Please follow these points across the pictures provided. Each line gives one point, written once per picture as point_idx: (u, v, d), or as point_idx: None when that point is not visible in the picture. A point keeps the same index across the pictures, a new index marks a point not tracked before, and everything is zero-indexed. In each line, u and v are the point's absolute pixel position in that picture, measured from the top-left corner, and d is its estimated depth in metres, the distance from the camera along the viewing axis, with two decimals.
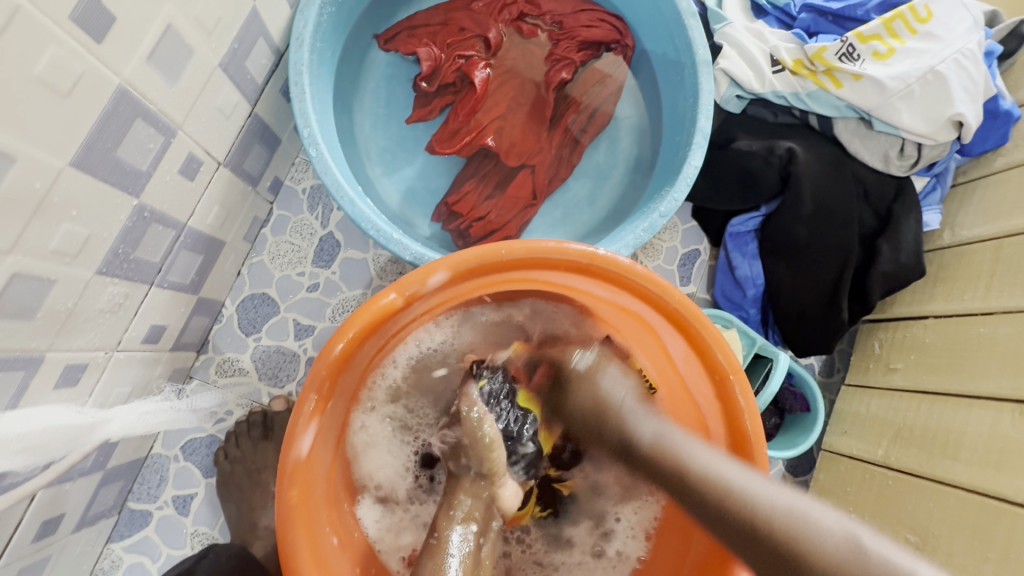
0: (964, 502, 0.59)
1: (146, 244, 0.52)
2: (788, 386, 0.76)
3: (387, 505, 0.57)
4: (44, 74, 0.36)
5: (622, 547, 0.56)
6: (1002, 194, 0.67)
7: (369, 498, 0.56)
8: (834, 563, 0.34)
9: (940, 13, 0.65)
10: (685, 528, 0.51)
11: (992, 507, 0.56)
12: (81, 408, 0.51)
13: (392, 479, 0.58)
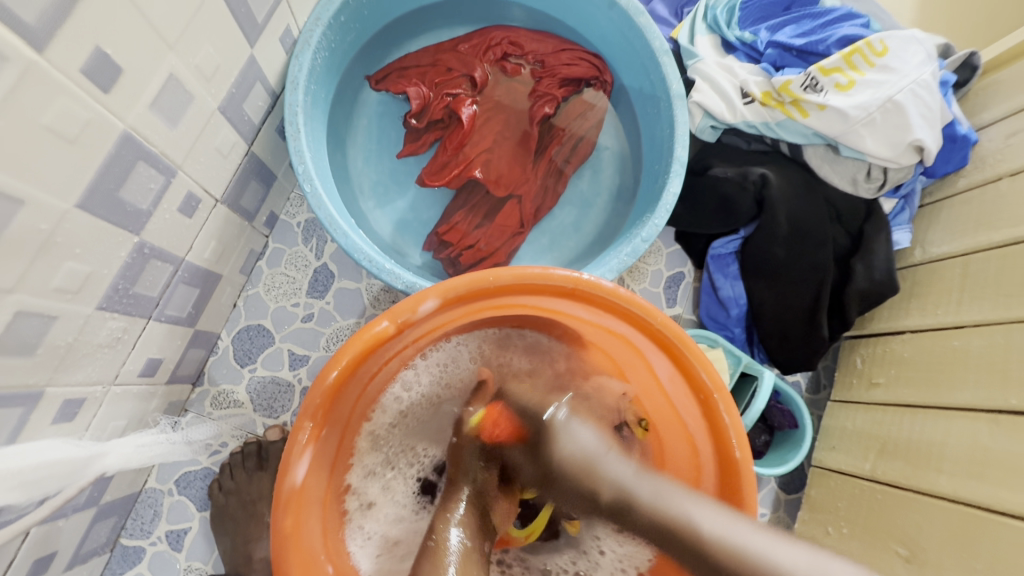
0: (949, 514, 0.60)
1: (145, 279, 0.54)
2: (776, 404, 0.77)
3: (383, 538, 0.56)
4: (56, 124, 0.38)
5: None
6: (965, 212, 0.71)
7: (361, 533, 0.55)
8: None
9: (895, 47, 0.69)
10: None
11: (975, 516, 0.57)
12: (79, 441, 0.52)
13: (388, 511, 0.58)
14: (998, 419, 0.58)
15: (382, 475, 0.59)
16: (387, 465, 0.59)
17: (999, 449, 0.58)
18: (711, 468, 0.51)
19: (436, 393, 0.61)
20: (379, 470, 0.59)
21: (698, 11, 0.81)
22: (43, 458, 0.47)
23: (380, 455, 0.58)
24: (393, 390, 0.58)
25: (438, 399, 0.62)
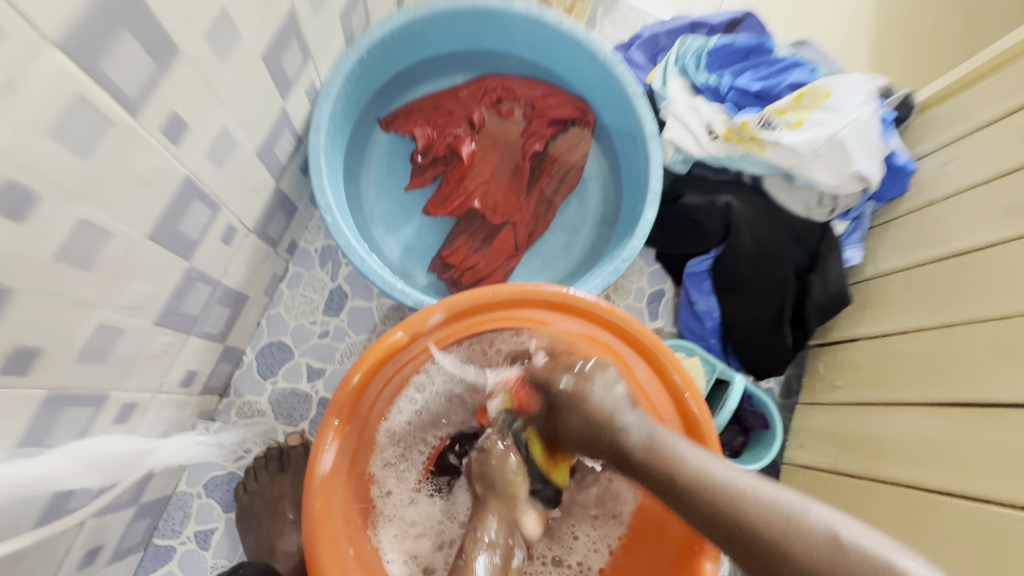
0: (898, 500, 0.67)
1: (190, 299, 0.62)
2: (749, 406, 0.85)
3: (394, 526, 0.65)
4: (143, 175, 0.47)
5: (583, 558, 0.67)
6: (909, 232, 0.80)
7: (377, 521, 0.64)
8: (816, 563, 0.38)
9: (838, 91, 0.80)
10: (659, 533, 0.62)
11: (920, 500, 0.65)
12: (134, 436, 0.59)
13: (401, 504, 0.66)
14: (938, 412, 0.66)
15: (398, 467, 0.66)
16: (401, 456, 0.67)
17: (933, 435, 0.66)
18: None
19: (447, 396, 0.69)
20: (395, 461, 0.66)
21: (669, 60, 0.92)
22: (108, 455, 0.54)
23: (394, 453, 0.66)
24: (408, 395, 0.66)
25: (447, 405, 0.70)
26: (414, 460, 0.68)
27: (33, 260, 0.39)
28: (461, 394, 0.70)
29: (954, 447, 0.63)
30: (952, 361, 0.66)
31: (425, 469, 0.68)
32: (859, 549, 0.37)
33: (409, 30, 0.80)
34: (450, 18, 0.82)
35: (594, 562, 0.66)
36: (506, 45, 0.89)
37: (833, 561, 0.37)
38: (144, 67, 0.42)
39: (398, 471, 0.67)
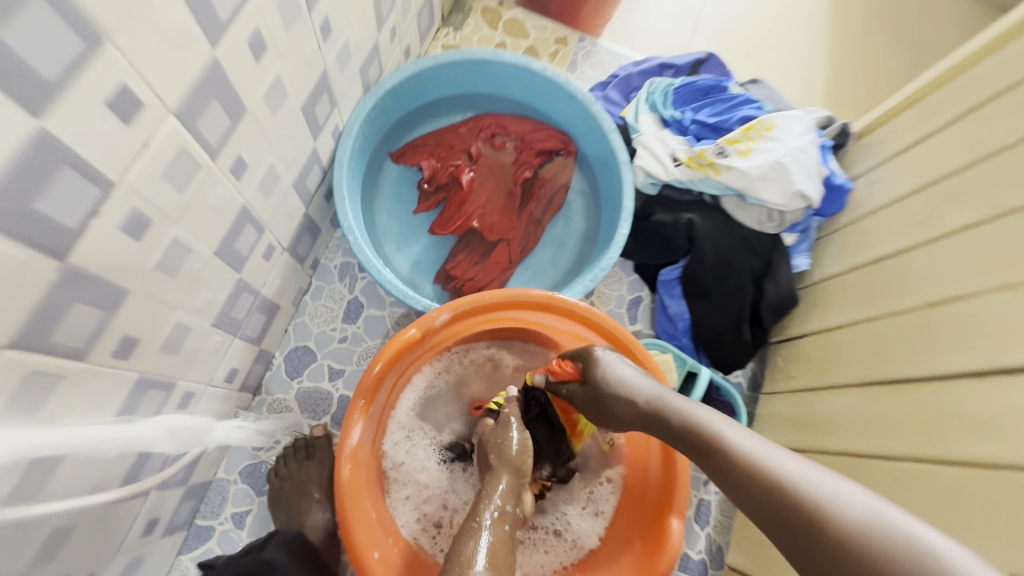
0: (829, 465, 0.79)
1: (238, 306, 0.75)
2: (717, 397, 0.97)
3: (407, 494, 0.76)
4: (216, 204, 0.60)
5: (578, 535, 0.80)
6: (846, 242, 0.93)
7: (392, 489, 0.76)
8: (847, 532, 0.41)
9: (780, 124, 0.94)
10: (638, 507, 0.76)
11: (845, 463, 0.77)
12: (194, 415, 0.71)
13: (413, 475, 0.78)
14: (862, 391, 0.78)
15: (407, 445, 0.79)
16: (409, 435, 0.80)
17: (856, 409, 0.78)
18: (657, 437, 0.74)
19: (447, 385, 0.83)
20: (403, 440, 0.79)
21: (640, 98, 1.07)
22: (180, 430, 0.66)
23: (404, 432, 0.79)
24: (410, 389, 0.80)
25: (446, 393, 0.83)
26: (422, 440, 0.80)
27: (143, 269, 0.51)
28: (457, 383, 0.84)
29: (873, 419, 0.75)
30: (872, 348, 0.79)
31: (431, 447, 0.81)
32: (894, 521, 0.40)
33: (416, 79, 0.95)
34: (450, 67, 0.96)
35: (585, 540, 0.79)
36: (499, 88, 1.04)
37: (863, 529, 0.41)
38: (223, 122, 0.55)
39: (408, 448, 0.79)
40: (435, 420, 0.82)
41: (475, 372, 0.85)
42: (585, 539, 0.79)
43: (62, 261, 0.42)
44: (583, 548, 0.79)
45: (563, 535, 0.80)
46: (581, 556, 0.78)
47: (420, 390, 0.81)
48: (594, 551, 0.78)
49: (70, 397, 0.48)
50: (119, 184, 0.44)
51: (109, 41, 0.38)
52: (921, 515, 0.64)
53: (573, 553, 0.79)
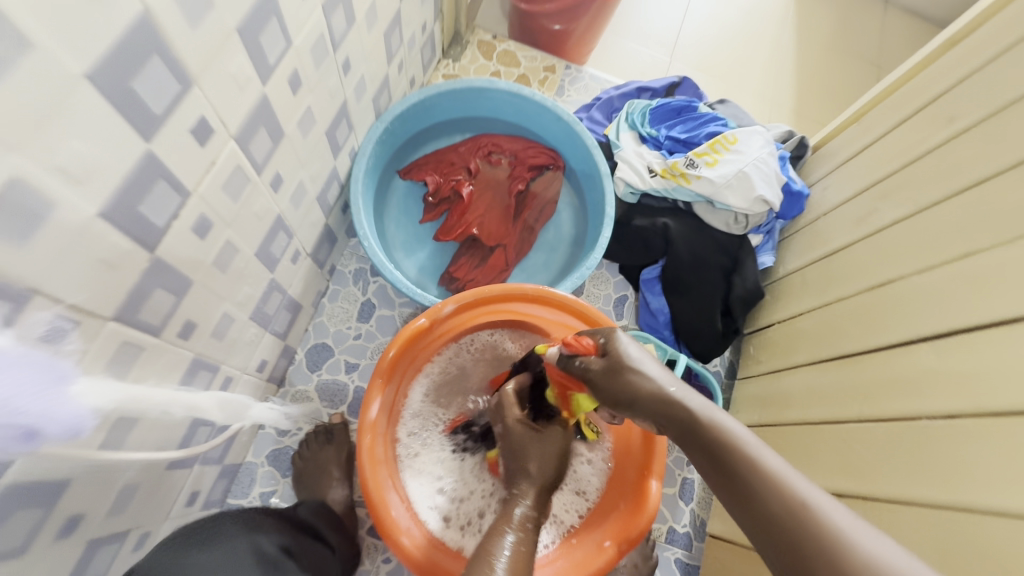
0: (787, 434, 0.90)
1: (270, 303, 0.86)
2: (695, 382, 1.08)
3: (421, 472, 0.86)
4: (259, 212, 0.72)
5: (562, 514, 0.86)
6: (805, 242, 1.05)
7: (407, 465, 0.85)
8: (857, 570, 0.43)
9: (743, 138, 1.06)
10: (620, 486, 0.85)
11: (796, 430, 0.87)
12: (236, 390, 0.82)
13: (428, 458, 0.87)
14: (814, 368, 0.89)
15: (421, 436, 0.88)
16: (421, 425, 0.89)
17: (810, 384, 0.88)
18: None
19: (453, 379, 0.92)
20: (417, 430, 0.88)
21: (621, 118, 1.20)
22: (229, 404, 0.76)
23: (417, 421, 0.89)
24: (422, 378, 0.90)
25: (455, 389, 0.92)
26: (433, 429, 0.90)
27: (204, 264, 0.63)
28: (464, 377, 0.93)
29: (820, 390, 0.85)
30: (822, 330, 0.90)
31: (443, 436, 0.90)
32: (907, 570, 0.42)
33: (422, 106, 1.08)
34: (450, 94, 1.10)
35: (567, 518, 0.85)
36: (494, 111, 1.17)
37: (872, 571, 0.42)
38: (267, 144, 0.67)
39: (422, 435, 0.89)
40: (445, 412, 0.91)
41: (479, 365, 0.94)
42: (568, 518, 0.86)
43: (153, 253, 0.53)
44: (565, 525, 0.85)
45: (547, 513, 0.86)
46: (563, 532, 0.84)
47: (429, 381, 0.90)
48: (574, 529, 0.84)
49: (149, 366, 0.59)
50: (193, 193, 0.56)
51: (195, 84, 0.50)
52: (856, 466, 0.73)
53: (557, 528, 0.84)
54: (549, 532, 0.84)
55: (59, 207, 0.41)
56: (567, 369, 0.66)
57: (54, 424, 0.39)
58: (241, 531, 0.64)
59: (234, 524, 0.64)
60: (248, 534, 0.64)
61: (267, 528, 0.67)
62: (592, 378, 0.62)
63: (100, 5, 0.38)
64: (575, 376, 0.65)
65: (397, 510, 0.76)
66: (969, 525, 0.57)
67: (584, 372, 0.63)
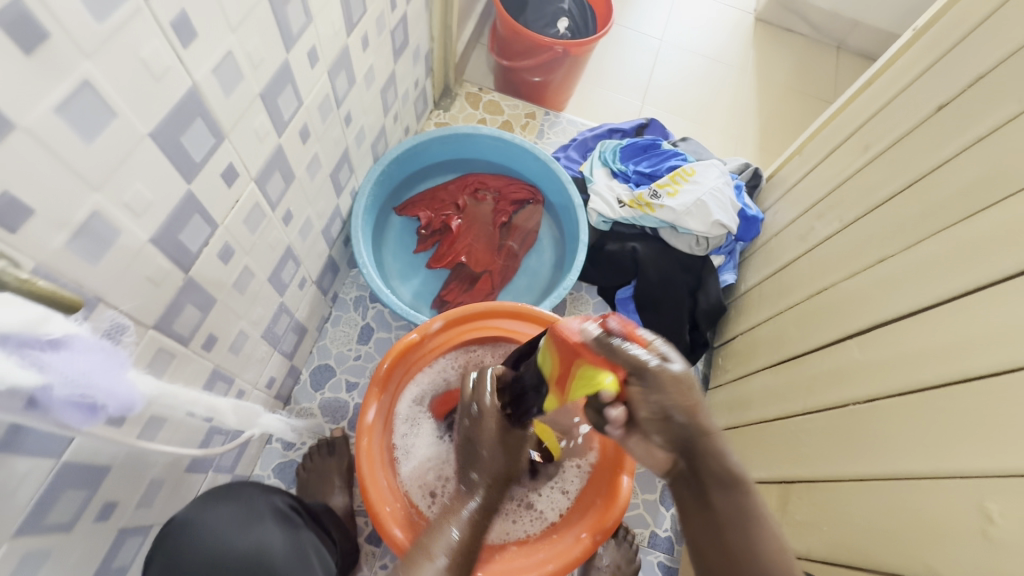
0: (751, 432, 0.99)
1: (279, 324, 0.97)
2: None
3: (413, 467, 0.94)
4: (272, 242, 0.84)
5: (545, 510, 0.93)
6: (762, 259, 1.17)
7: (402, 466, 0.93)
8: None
9: (699, 170, 1.20)
10: (597, 487, 0.91)
11: (758, 428, 0.97)
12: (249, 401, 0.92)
13: (421, 450, 0.95)
14: (770, 371, 0.99)
15: (413, 433, 0.96)
16: (413, 423, 0.97)
17: (767, 386, 0.99)
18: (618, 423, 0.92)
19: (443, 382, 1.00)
20: (409, 430, 0.96)
21: (594, 156, 1.33)
22: (244, 411, 0.86)
23: (410, 423, 0.97)
24: (413, 385, 0.98)
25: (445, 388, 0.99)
26: (423, 425, 0.98)
27: (225, 286, 0.74)
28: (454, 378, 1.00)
29: (775, 391, 0.96)
30: (778, 337, 1.00)
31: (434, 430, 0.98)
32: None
33: (415, 150, 1.22)
34: (440, 140, 1.24)
35: (549, 515, 0.92)
36: (479, 153, 1.31)
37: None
38: (280, 185, 0.80)
39: (416, 432, 0.97)
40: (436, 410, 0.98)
41: (467, 368, 1.00)
42: (550, 514, 0.92)
43: (187, 273, 0.65)
44: (548, 520, 0.92)
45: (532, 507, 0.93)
46: (543, 527, 0.91)
47: (423, 388, 0.99)
48: (554, 525, 0.91)
49: (178, 371, 0.69)
50: (220, 225, 0.68)
51: (227, 137, 0.63)
52: (805, 454, 0.84)
53: (539, 523, 0.92)
54: (531, 525, 0.91)
55: (123, 234, 0.53)
56: (606, 350, 0.61)
57: (115, 401, 0.49)
58: (259, 490, 0.73)
59: (253, 485, 0.74)
60: (265, 492, 0.73)
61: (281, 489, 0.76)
62: (656, 383, 0.60)
63: (162, 83, 0.51)
64: (618, 357, 0.60)
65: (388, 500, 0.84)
66: (892, 491, 0.66)
67: (641, 358, 0.59)
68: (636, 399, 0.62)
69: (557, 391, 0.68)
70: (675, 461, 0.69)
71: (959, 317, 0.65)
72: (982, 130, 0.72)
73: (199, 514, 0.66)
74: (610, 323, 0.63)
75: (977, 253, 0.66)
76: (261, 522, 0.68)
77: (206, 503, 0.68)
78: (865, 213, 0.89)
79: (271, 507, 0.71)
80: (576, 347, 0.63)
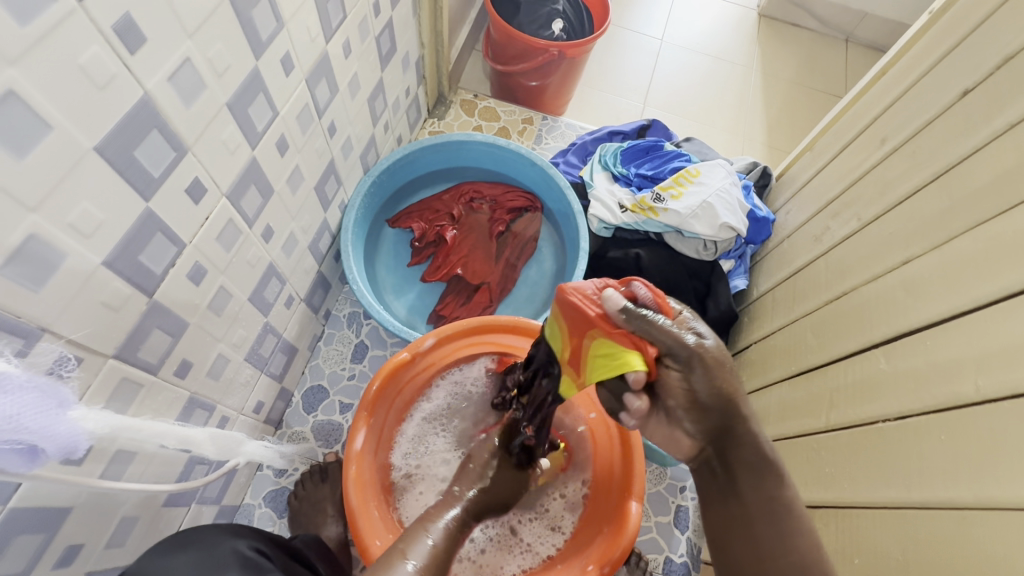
0: None
1: (265, 345, 0.92)
2: None
3: (415, 487, 0.89)
4: (251, 261, 0.79)
5: (539, 542, 0.86)
6: (774, 264, 1.11)
7: (401, 488, 0.88)
8: None
9: (704, 171, 1.14)
10: (598, 518, 0.85)
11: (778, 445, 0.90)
12: (231, 428, 0.88)
13: (428, 469, 0.90)
14: (788, 382, 0.93)
15: (417, 454, 0.91)
16: (419, 443, 0.92)
17: (784, 400, 0.92)
18: (619, 448, 0.88)
19: (449, 400, 0.95)
20: (411, 449, 0.91)
21: (594, 160, 1.27)
22: (223, 439, 0.80)
23: (413, 442, 0.92)
24: (421, 402, 0.94)
25: (453, 404, 0.95)
26: (429, 444, 0.92)
27: (200, 308, 0.70)
28: (461, 393, 0.95)
29: (794, 405, 0.89)
30: (796, 345, 0.93)
31: (442, 445, 0.92)
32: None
33: (405, 160, 1.18)
34: (433, 149, 1.20)
35: (542, 549, 0.85)
36: (474, 161, 1.27)
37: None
38: (258, 200, 0.76)
39: (422, 450, 0.92)
40: (445, 428, 0.93)
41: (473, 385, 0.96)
42: (542, 548, 0.85)
43: (152, 297, 0.60)
44: (541, 553, 0.85)
45: (523, 540, 0.86)
46: (536, 562, 0.84)
47: (433, 403, 0.94)
48: (551, 559, 0.84)
49: (147, 402, 0.65)
50: (188, 244, 0.64)
51: (189, 150, 0.59)
52: (828, 475, 0.77)
53: (533, 558, 0.84)
54: (522, 559, 0.84)
55: (69, 256, 0.48)
56: (635, 325, 0.58)
57: (55, 444, 0.45)
58: (227, 534, 0.67)
59: (217, 530, 0.67)
60: (229, 536, 0.66)
61: (249, 533, 0.70)
62: (693, 362, 0.58)
63: (108, 93, 0.47)
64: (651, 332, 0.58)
65: (383, 525, 0.80)
66: (927, 520, 0.60)
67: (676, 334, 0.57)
68: (670, 379, 0.59)
69: (573, 371, 0.66)
70: (703, 447, 0.65)
71: (1000, 324, 0.58)
72: (1012, 115, 0.65)
73: (151, 563, 0.59)
74: (641, 295, 0.61)
75: (1014, 250, 0.59)
76: (224, 569, 0.61)
77: (157, 555, 0.60)
78: (886, 211, 0.82)
79: (236, 552, 0.64)
80: (600, 320, 0.60)
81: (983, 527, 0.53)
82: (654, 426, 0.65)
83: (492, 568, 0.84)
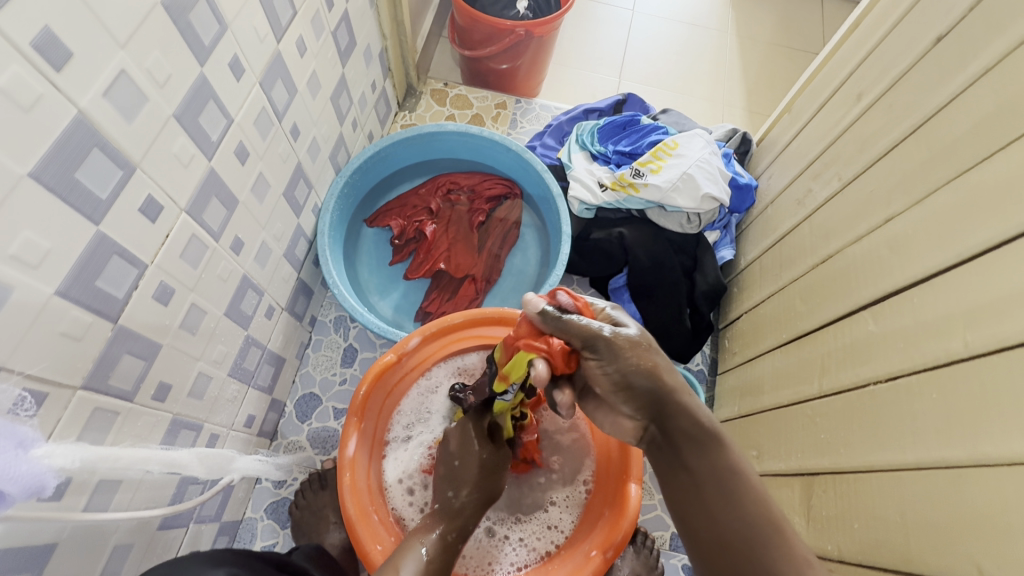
0: (765, 422, 0.92)
1: (249, 358, 0.91)
2: None
3: (400, 452, 0.90)
4: (221, 273, 0.77)
5: (535, 540, 0.85)
6: (759, 230, 1.10)
7: (392, 459, 0.89)
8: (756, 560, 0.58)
9: (683, 142, 1.11)
10: (597, 514, 0.84)
11: (772, 415, 0.90)
12: (223, 445, 0.87)
13: (413, 429, 0.92)
14: (781, 349, 0.92)
15: (414, 425, 0.92)
16: (420, 412, 0.93)
17: (777, 368, 0.92)
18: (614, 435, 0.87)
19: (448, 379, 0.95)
20: (411, 423, 0.92)
21: (571, 140, 1.24)
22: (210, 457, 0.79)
23: (407, 419, 0.92)
24: (417, 390, 0.93)
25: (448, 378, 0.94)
26: (434, 418, 0.93)
27: (171, 328, 0.68)
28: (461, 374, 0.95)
29: (786, 372, 0.89)
30: (785, 313, 0.92)
31: (421, 399, 0.93)
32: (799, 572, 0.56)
33: (377, 157, 1.14)
34: (405, 144, 1.16)
35: (539, 545, 0.84)
36: (449, 152, 1.24)
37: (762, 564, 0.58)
38: (222, 212, 0.74)
39: (411, 408, 0.93)
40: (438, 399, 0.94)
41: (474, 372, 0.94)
42: (539, 545, 0.84)
43: (116, 323, 0.58)
44: (539, 549, 0.84)
45: (515, 538, 0.85)
46: (534, 558, 0.84)
47: (429, 381, 0.94)
48: (550, 555, 0.83)
49: (126, 428, 0.64)
50: (150, 264, 0.62)
51: (138, 167, 0.57)
52: (824, 441, 0.76)
53: (530, 555, 0.84)
54: (518, 556, 0.84)
55: (17, 290, 0.47)
56: (554, 323, 0.62)
57: (18, 485, 0.45)
58: (206, 565, 0.64)
59: (195, 560, 0.65)
60: (210, 567, 0.64)
61: (232, 561, 0.68)
62: (610, 349, 0.61)
63: (35, 116, 0.45)
64: (572, 331, 0.61)
65: (371, 502, 0.82)
66: (923, 480, 0.59)
67: (591, 329, 0.60)
68: (591, 370, 0.63)
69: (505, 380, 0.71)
70: None
71: (988, 277, 0.56)
72: (990, 58, 0.63)
73: None
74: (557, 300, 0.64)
75: (995, 199, 0.58)
76: None
77: None
78: (864, 169, 0.81)
79: None
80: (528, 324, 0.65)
81: (977, 483, 0.52)
82: (595, 415, 0.71)
83: (485, 565, 0.83)
